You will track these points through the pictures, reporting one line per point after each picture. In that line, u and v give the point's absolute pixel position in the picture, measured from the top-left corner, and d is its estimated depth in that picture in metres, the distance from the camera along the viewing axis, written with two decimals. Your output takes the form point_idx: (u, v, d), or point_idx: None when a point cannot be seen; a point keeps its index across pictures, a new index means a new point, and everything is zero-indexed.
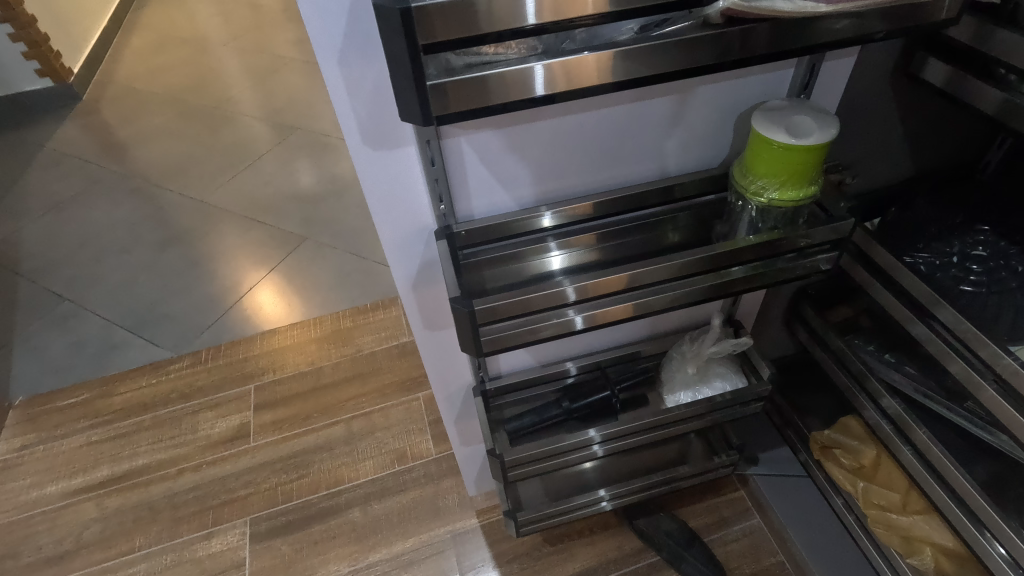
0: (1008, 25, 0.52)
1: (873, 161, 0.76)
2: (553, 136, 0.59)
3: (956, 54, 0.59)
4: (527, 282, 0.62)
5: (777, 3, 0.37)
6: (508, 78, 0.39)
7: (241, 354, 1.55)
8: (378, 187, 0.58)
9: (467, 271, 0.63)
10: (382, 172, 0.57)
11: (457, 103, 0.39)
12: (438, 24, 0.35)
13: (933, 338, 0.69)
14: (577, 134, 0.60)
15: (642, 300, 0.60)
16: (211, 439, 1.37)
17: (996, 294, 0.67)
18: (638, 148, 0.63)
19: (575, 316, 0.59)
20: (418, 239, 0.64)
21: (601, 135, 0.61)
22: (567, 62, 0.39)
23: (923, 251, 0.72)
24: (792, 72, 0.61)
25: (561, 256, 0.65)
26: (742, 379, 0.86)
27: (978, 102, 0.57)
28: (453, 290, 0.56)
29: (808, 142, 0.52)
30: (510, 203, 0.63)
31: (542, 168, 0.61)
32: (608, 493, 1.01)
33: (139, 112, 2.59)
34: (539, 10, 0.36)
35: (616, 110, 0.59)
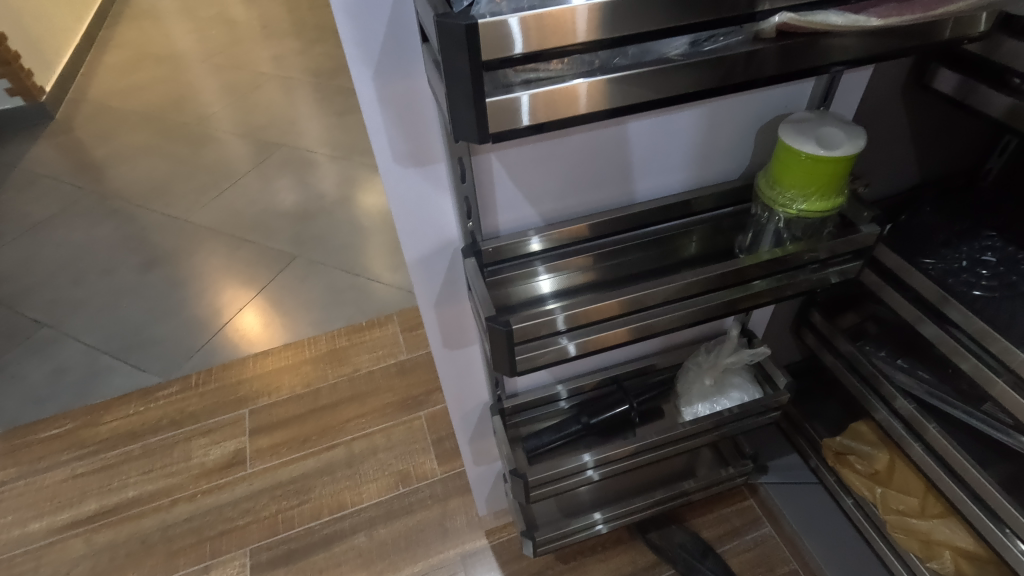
0: (1017, 34, 0.53)
1: (884, 169, 0.77)
2: (580, 151, 0.59)
3: (969, 65, 0.60)
4: (518, 308, 0.61)
5: (829, 17, 0.37)
6: (498, 107, 0.37)
7: (233, 377, 1.51)
8: (406, 206, 0.57)
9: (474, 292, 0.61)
10: (406, 190, 0.55)
11: (516, 119, 0.38)
12: (503, 40, 0.34)
13: (944, 339, 0.71)
14: (599, 150, 0.60)
15: (653, 321, 0.59)
16: (205, 467, 1.32)
17: (1007, 298, 0.68)
18: (664, 161, 0.63)
19: (569, 343, 0.57)
20: (441, 257, 0.63)
21: (627, 149, 0.61)
22: (551, 92, 0.37)
23: (932, 257, 0.74)
24: (812, 85, 0.61)
25: (549, 279, 0.64)
26: (758, 390, 0.87)
27: (989, 111, 0.58)
28: (485, 307, 0.55)
29: (837, 153, 0.52)
30: (517, 223, 0.62)
31: (568, 183, 0.61)
32: (602, 517, 0.99)
33: (115, 131, 2.52)
34: (524, 38, 0.34)
35: (640, 125, 0.59)
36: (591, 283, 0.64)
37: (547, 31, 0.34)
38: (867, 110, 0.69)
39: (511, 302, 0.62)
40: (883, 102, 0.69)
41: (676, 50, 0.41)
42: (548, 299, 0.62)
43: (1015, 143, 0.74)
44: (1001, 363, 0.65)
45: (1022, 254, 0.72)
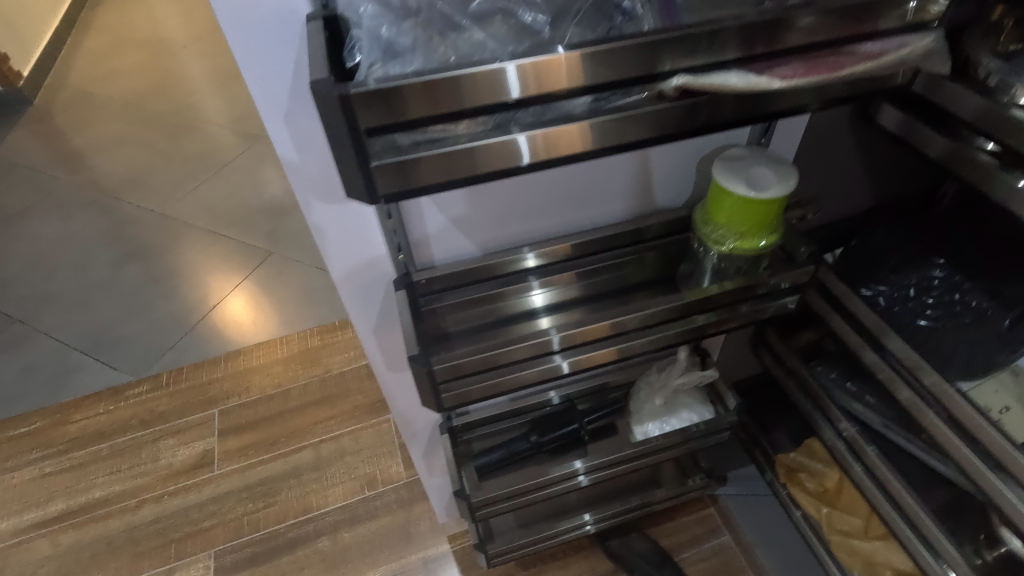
0: (956, 76, 0.53)
1: (834, 195, 0.77)
2: (514, 193, 0.59)
3: (912, 102, 0.59)
4: (518, 322, 0.61)
5: (731, 78, 0.37)
6: (495, 148, 0.37)
7: (205, 377, 1.51)
8: (334, 242, 0.56)
9: (442, 317, 0.61)
10: (331, 224, 0.55)
11: (406, 181, 0.37)
12: (378, 107, 0.33)
13: (883, 366, 0.70)
14: (544, 189, 0.60)
15: (629, 345, 0.61)
16: (173, 468, 1.33)
17: (951, 330, 0.68)
18: (602, 196, 0.63)
19: (561, 361, 0.59)
20: (376, 286, 0.62)
21: (563, 189, 0.61)
22: (549, 132, 0.38)
23: (883, 283, 0.74)
24: (749, 130, 0.62)
25: (542, 293, 0.64)
26: (710, 409, 0.87)
27: (929, 152, 0.57)
28: (409, 345, 0.54)
29: (766, 195, 0.52)
30: (494, 241, 0.63)
31: (502, 221, 0.61)
32: (591, 518, 1.03)
33: (94, 118, 2.49)
34: (521, 82, 0.35)
35: (576, 168, 0.59)
36: (581, 297, 0.64)
37: (543, 75, 0.35)
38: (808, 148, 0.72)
39: (498, 318, 0.62)
40: (830, 133, 0.70)
41: (579, 108, 0.39)
42: (489, 330, 0.60)
43: (953, 190, 0.75)
44: (934, 398, 0.65)
45: (966, 285, 0.70)
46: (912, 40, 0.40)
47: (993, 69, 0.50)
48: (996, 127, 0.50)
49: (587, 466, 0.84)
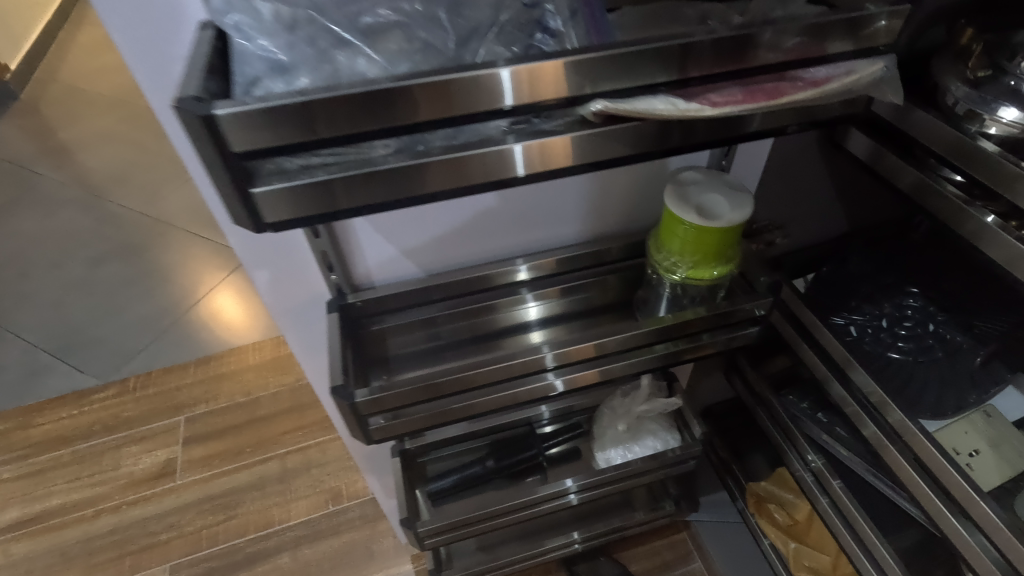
0: (923, 103, 0.50)
1: (806, 220, 0.76)
2: (454, 217, 0.57)
3: (883, 129, 0.56)
4: (503, 337, 0.64)
5: (654, 104, 0.38)
6: (492, 157, 0.38)
7: (173, 382, 1.47)
8: (261, 267, 0.54)
9: (443, 324, 0.64)
10: (255, 248, 0.53)
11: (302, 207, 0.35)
12: (247, 132, 0.31)
13: (846, 399, 0.66)
14: (485, 214, 0.59)
15: (609, 366, 0.61)
16: (134, 477, 1.29)
17: (922, 364, 0.65)
18: (550, 219, 0.62)
19: (555, 379, 0.60)
20: (315, 310, 0.60)
21: (508, 214, 0.59)
22: (544, 142, 0.39)
23: (856, 312, 0.70)
24: (709, 154, 0.65)
25: (537, 307, 0.66)
26: (675, 436, 0.84)
27: (899, 184, 0.54)
28: (334, 373, 0.52)
29: (718, 224, 0.50)
30: (478, 255, 0.63)
31: (444, 243, 0.60)
32: (580, 536, 1.01)
33: (81, 114, 2.46)
34: (517, 89, 0.35)
35: (518, 194, 0.58)
36: (572, 312, 0.67)
37: (539, 84, 0.35)
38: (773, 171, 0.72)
39: (467, 335, 0.64)
40: (796, 158, 0.70)
41: (499, 133, 0.39)
42: (435, 354, 0.63)
43: (926, 224, 0.68)
44: (898, 436, 0.61)
45: (940, 317, 0.68)
46: (859, 66, 0.42)
47: (960, 96, 0.48)
48: (965, 157, 0.47)
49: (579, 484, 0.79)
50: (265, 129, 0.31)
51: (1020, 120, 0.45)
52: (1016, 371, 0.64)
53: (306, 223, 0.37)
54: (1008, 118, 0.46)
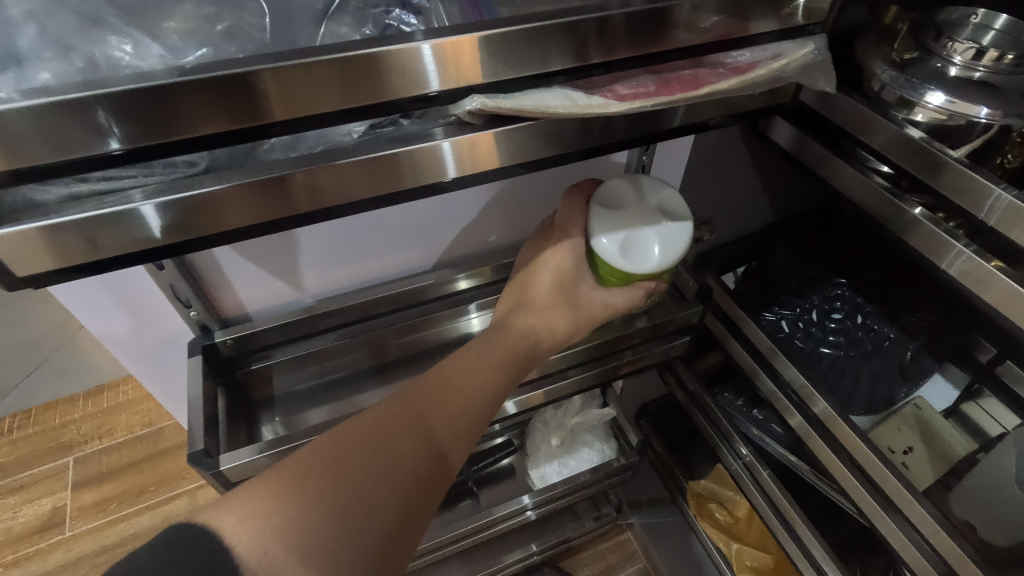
0: (851, 88, 0.46)
1: (734, 212, 0.71)
2: (335, 238, 0.53)
3: (809, 118, 0.51)
4: (419, 366, 0.58)
5: (549, 101, 0.33)
6: (421, 155, 0.35)
7: (58, 420, 1.30)
8: (100, 318, 0.48)
9: (362, 348, 0.59)
10: (87, 300, 0.46)
11: (111, 242, 0.32)
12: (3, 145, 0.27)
13: (776, 394, 0.63)
14: (373, 234, 0.55)
15: (555, 386, 0.58)
16: (12, 533, 1.13)
17: (853, 360, 0.63)
18: (450, 234, 0.59)
19: (509, 403, 0.57)
20: (175, 349, 0.54)
21: (398, 232, 0.56)
22: (474, 138, 0.35)
23: (784, 306, 0.67)
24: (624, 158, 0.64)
25: (479, 317, 0.62)
26: (611, 444, 0.81)
27: (821, 173, 0.51)
28: (193, 439, 0.45)
29: (636, 270, 0.46)
30: (388, 270, 0.59)
31: (330, 266, 0.55)
32: (537, 548, 0.96)
33: None
34: (441, 71, 0.32)
35: (409, 212, 0.55)
36: None
37: (459, 67, 0.32)
38: (691, 180, 0.66)
39: (370, 364, 0.59)
40: (712, 160, 0.64)
41: (350, 139, 0.35)
42: (335, 389, 0.56)
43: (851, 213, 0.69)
44: (826, 429, 0.58)
45: (868, 307, 0.65)
46: (788, 47, 0.38)
47: (886, 80, 0.43)
48: (892, 147, 0.44)
49: (537, 499, 0.73)
50: (144, 115, 0.28)
51: (947, 105, 0.41)
52: (944, 362, 0.63)
53: (153, 259, 0.34)
54: (935, 104, 0.41)
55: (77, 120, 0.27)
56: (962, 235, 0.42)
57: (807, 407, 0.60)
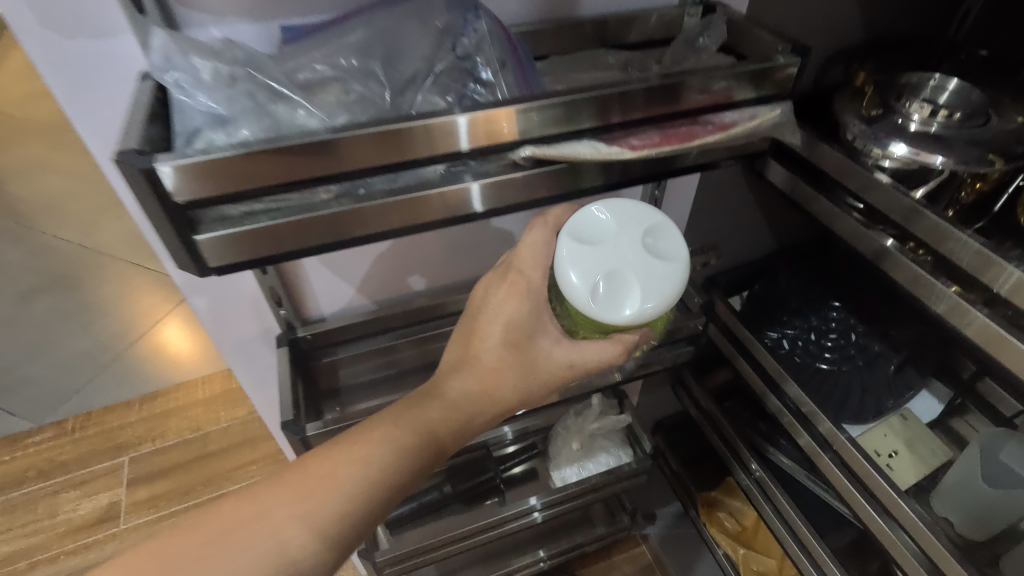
0: (830, 138, 0.55)
1: (738, 242, 0.80)
2: (396, 253, 0.63)
3: (797, 161, 0.60)
4: None
5: (578, 149, 0.43)
6: (449, 196, 0.43)
7: (114, 422, 1.42)
8: (207, 307, 0.58)
9: (409, 349, 0.68)
10: (202, 291, 0.56)
11: (242, 251, 0.39)
12: (196, 176, 0.34)
13: (783, 412, 0.69)
14: (428, 251, 0.64)
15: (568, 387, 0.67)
16: (72, 524, 1.24)
17: (847, 373, 0.70)
18: (492, 253, 0.68)
19: None
20: (258, 344, 0.63)
21: (447, 250, 0.65)
22: (500, 181, 0.43)
23: (788, 325, 0.75)
24: (642, 191, 0.73)
25: None
26: (627, 451, 0.88)
27: (812, 210, 0.59)
28: (283, 411, 0.54)
29: (608, 318, 0.43)
30: (437, 282, 0.68)
31: (389, 277, 0.65)
32: (546, 554, 1.00)
33: (9, 141, 2.30)
34: (471, 134, 0.40)
35: (459, 233, 0.64)
36: None
37: (491, 129, 0.40)
38: (700, 212, 0.75)
39: (414, 364, 0.68)
40: (719, 194, 0.73)
41: (436, 176, 0.43)
42: (388, 384, 0.67)
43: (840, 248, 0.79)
44: (827, 442, 0.64)
45: (860, 329, 0.73)
46: (760, 110, 0.46)
47: (857, 132, 0.52)
48: (865, 188, 0.52)
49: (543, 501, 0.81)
50: (308, 158, 0.36)
51: (910, 155, 0.50)
52: (930, 377, 0.70)
53: (259, 265, 0.40)
54: (898, 154, 0.50)
55: (255, 163, 0.35)
56: (927, 259, 0.50)
57: (810, 424, 0.66)
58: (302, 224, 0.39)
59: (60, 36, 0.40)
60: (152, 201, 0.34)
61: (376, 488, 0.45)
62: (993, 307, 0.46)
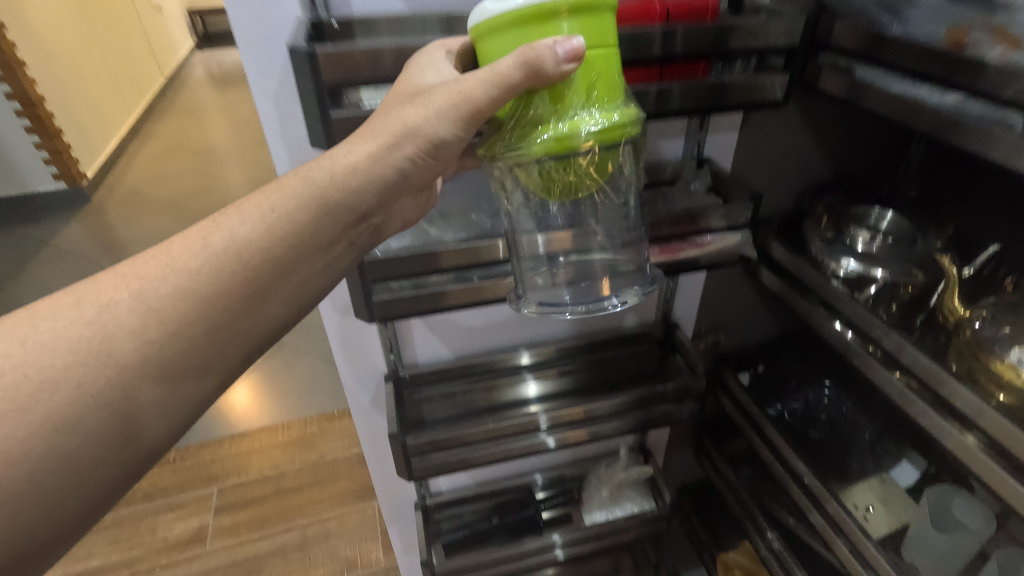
0: (801, 253, 0.73)
1: (744, 328, 0.96)
2: (477, 320, 0.84)
3: (781, 269, 0.78)
4: (507, 409, 0.86)
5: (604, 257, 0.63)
6: None
7: (208, 456, 1.65)
8: (342, 345, 0.79)
9: (477, 394, 0.87)
10: (342, 334, 0.78)
11: (384, 311, 0.60)
12: (383, 267, 0.57)
13: (790, 483, 0.79)
14: (499, 320, 0.86)
15: (596, 429, 0.85)
16: (167, 541, 1.43)
17: (838, 443, 0.85)
18: (547, 322, 0.88)
19: (548, 437, 0.82)
20: (370, 380, 0.84)
21: (514, 321, 0.87)
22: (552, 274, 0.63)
23: (791, 399, 0.91)
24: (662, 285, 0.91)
25: (535, 385, 0.89)
26: (650, 501, 1.00)
27: (799, 308, 0.74)
28: (392, 425, 0.75)
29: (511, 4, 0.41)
30: (503, 343, 0.89)
31: (469, 338, 0.86)
32: None
33: (142, 214, 2.75)
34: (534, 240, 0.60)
35: (524, 308, 0.85)
36: (566, 390, 0.90)
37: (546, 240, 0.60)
38: (709, 302, 0.94)
39: (475, 410, 0.86)
40: (723, 287, 0.91)
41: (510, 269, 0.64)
42: (460, 419, 0.84)
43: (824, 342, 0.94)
44: (839, 527, 0.72)
45: (848, 405, 0.89)
46: (723, 237, 0.66)
47: (817, 249, 0.71)
48: (833, 295, 0.67)
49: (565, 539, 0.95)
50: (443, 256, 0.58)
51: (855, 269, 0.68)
52: (903, 449, 0.82)
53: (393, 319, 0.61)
54: (849, 267, 0.68)
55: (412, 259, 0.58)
56: (876, 353, 0.64)
57: (819, 504, 0.75)
58: (428, 297, 0.61)
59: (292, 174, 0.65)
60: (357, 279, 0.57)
61: (224, 256, 0.43)
62: (921, 393, 0.59)
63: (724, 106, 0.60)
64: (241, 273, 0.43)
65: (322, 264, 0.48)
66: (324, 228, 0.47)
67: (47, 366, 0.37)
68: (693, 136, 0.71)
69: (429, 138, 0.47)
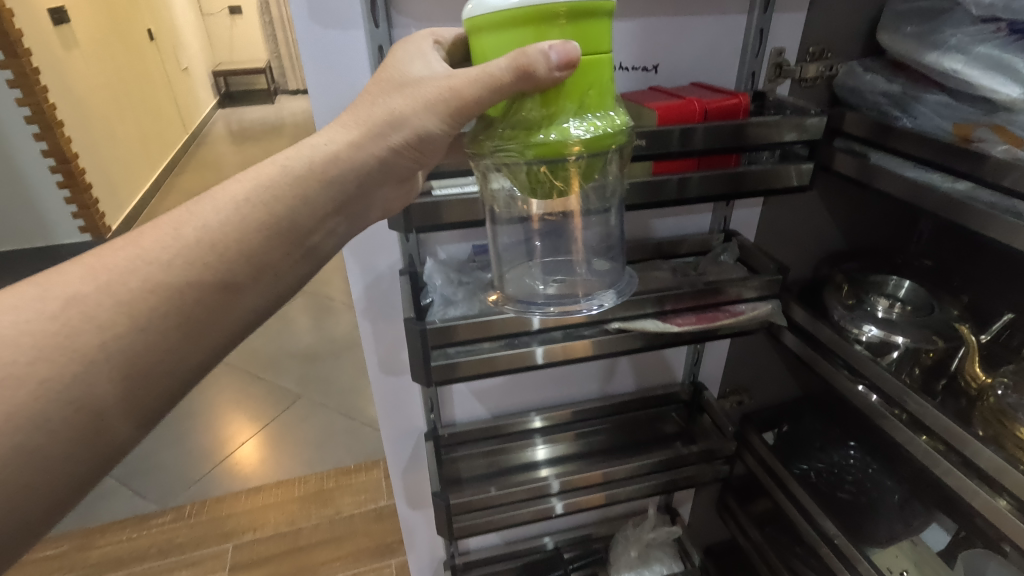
0: (823, 317, 0.77)
1: (764, 387, 1.00)
2: (514, 383, 0.89)
3: (804, 331, 0.81)
4: (522, 470, 0.87)
5: (648, 323, 0.66)
6: (571, 347, 0.66)
7: (224, 510, 1.64)
8: (385, 405, 0.83)
9: (507, 453, 0.90)
10: (386, 394, 0.82)
11: (440, 374, 0.64)
12: (442, 333, 0.61)
13: (820, 543, 0.80)
14: (533, 383, 0.90)
15: (612, 491, 0.86)
16: None
17: (866, 505, 0.86)
18: (577, 384, 0.93)
19: (556, 503, 0.84)
20: (408, 439, 0.87)
21: (547, 384, 0.91)
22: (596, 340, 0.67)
23: (813, 461, 0.94)
24: (685, 352, 0.95)
25: (545, 448, 0.91)
26: (678, 563, 1.01)
27: (824, 370, 0.77)
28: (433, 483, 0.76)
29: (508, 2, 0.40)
30: (534, 403, 0.92)
31: (504, 399, 0.90)
32: None
33: None
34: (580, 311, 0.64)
35: (557, 372, 0.90)
36: (579, 452, 0.91)
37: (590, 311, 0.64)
38: None
39: (495, 469, 0.87)
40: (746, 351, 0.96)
41: (557, 335, 0.68)
42: (496, 476, 0.87)
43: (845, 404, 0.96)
44: None
45: (874, 465, 0.90)
46: (759, 305, 0.70)
47: (840, 315, 0.76)
48: (858, 357, 0.70)
49: None
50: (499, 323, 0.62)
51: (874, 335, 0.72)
52: None
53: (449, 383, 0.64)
54: (871, 334, 0.72)
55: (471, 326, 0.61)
56: (902, 416, 0.66)
57: (851, 565, 0.75)
58: (481, 361, 0.64)
59: (369, 265, 0.71)
60: (418, 342, 0.60)
61: (195, 247, 0.42)
62: (948, 454, 0.61)
63: (744, 191, 0.65)
64: (212, 266, 0.42)
65: (300, 265, 0.47)
66: (302, 215, 0.46)
67: (10, 363, 0.36)
68: (719, 211, 0.80)
69: (414, 129, 0.48)
